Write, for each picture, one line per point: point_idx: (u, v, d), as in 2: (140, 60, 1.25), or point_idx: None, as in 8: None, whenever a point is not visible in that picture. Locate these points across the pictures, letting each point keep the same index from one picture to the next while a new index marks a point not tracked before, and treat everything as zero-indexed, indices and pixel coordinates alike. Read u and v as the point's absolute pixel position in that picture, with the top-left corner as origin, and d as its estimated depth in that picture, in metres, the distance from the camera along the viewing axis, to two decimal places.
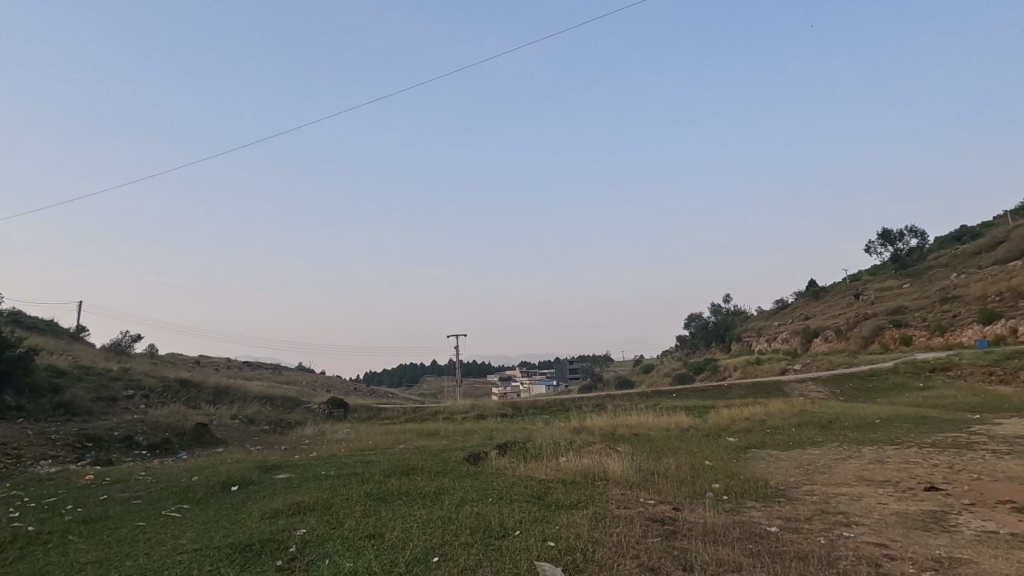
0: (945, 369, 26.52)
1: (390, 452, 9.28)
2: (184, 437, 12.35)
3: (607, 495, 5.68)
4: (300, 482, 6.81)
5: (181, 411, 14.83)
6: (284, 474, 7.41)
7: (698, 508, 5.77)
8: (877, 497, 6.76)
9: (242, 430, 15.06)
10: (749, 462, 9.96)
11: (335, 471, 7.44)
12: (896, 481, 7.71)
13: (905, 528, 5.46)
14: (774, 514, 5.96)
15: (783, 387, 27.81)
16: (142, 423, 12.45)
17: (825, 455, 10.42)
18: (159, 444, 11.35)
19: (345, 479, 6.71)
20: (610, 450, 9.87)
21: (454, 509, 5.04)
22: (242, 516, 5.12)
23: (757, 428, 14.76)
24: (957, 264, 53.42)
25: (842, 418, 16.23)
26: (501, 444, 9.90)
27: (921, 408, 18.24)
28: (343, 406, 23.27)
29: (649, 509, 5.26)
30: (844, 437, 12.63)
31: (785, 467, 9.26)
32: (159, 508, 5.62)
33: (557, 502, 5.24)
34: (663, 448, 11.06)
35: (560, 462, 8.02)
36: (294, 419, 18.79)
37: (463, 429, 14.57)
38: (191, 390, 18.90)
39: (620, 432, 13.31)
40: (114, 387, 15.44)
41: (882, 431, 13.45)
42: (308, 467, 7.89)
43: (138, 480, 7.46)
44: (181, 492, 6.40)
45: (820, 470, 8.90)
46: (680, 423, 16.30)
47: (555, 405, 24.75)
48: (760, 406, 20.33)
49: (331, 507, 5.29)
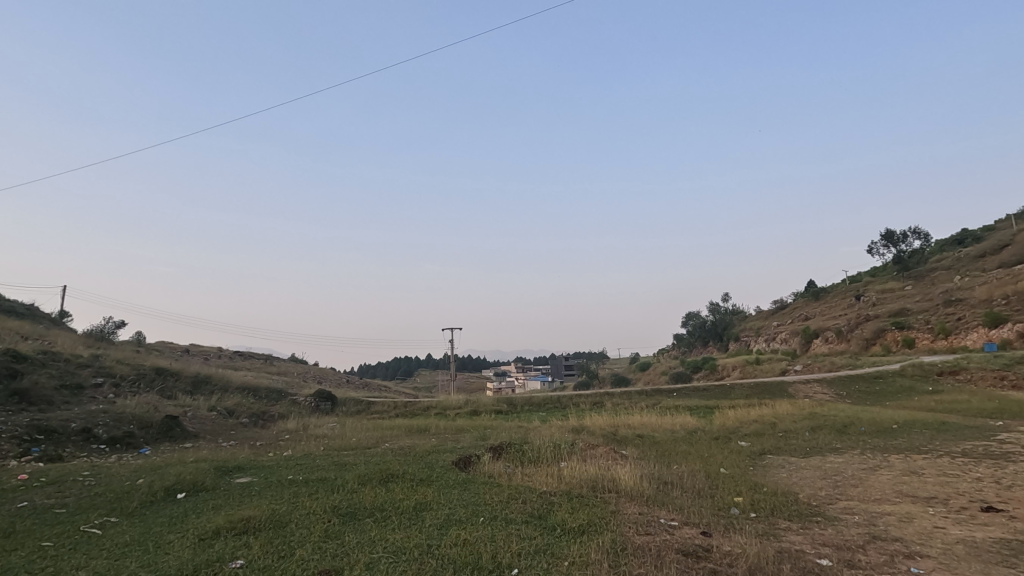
0: (953, 372, 25.75)
1: (369, 453, 8.28)
2: (150, 430, 11.36)
3: (623, 516, 4.72)
4: (259, 490, 5.82)
5: (153, 402, 13.83)
6: (245, 479, 6.39)
7: (729, 532, 4.81)
8: (932, 519, 5.82)
9: (218, 423, 14.10)
10: (768, 470, 9.01)
11: (303, 475, 6.42)
12: (944, 499, 6.75)
13: (983, 563, 4.50)
14: (818, 541, 5.00)
15: (787, 389, 26.95)
16: (105, 414, 11.48)
17: (850, 464, 9.45)
18: (120, 438, 10.37)
19: (314, 487, 5.74)
20: (616, 455, 8.92)
21: (436, 535, 4.05)
22: (172, 537, 4.13)
23: (769, 432, 13.86)
24: (960, 266, 52.68)
25: (857, 422, 15.34)
26: (494, 446, 8.96)
27: (936, 413, 17.39)
28: (331, 399, 22.33)
29: (675, 536, 4.31)
30: (864, 443, 11.71)
31: (810, 478, 8.31)
32: (77, 523, 4.60)
33: (563, 526, 4.26)
34: (673, 453, 10.13)
35: (560, 470, 7.08)
36: (276, 412, 17.82)
37: (454, 427, 13.58)
38: (168, 379, 17.91)
39: (623, 434, 12.41)
40: (81, 374, 14.44)
41: (904, 437, 12.52)
42: (274, 470, 6.89)
43: (74, 481, 6.44)
44: (115, 498, 5.40)
45: (852, 482, 7.94)
46: (686, 424, 15.38)
47: (552, 402, 23.84)
48: (767, 408, 19.44)
49: (285, 526, 4.31)
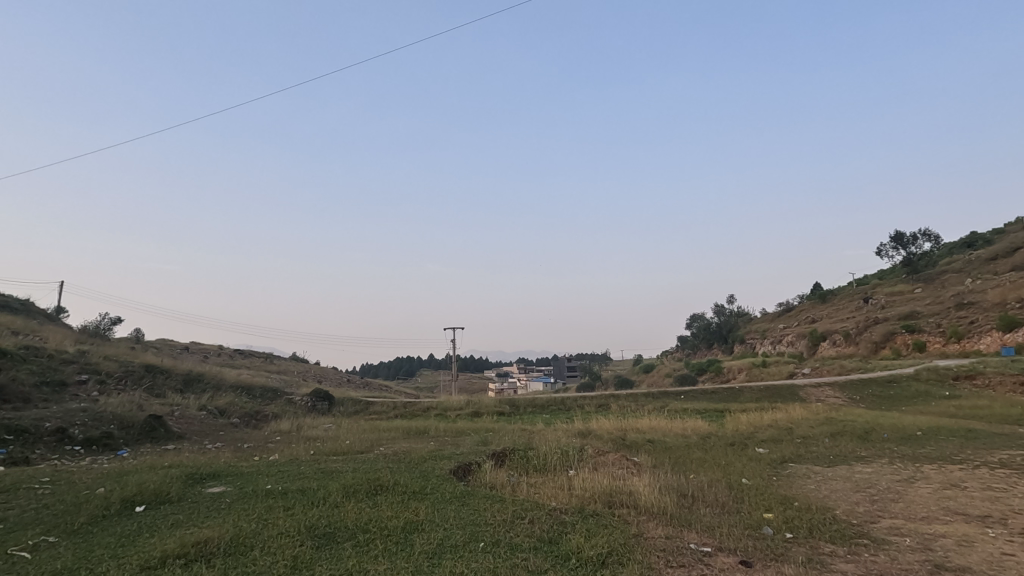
0: (970, 377, 24.94)
1: (360, 459, 7.58)
2: (131, 431, 10.70)
3: (647, 542, 4.01)
4: (229, 504, 5.12)
5: (137, 400, 13.21)
6: (218, 489, 5.72)
7: (771, 562, 4.11)
8: (997, 544, 5.10)
9: (207, 422, 13.45)
10: (794, 481, 8.30)
11: (282, 485, 5.73)
12: (1000, 518, 6.03)
13: None
14: (873, 571, 4.30)
15: (797, 392, 26.16)
16: (84, 413, 10.83)
17: (882, 475, 8.71)
18: (97, 439, 9.73)
19: (293, 500, 5.04)
20: (628, 463, 8.25)
21: (425, 566, 3.36)
22: (109, 567, 3.43)
23: (787, 437, 13.13)
24: (971, 269, 51.76)
25: (879, 427, 14.56)
26: (496, 452, 8.26)
27: (958, 418, 16.61)
28: (328, 399, 21.65)
29: (712, 569, 3.61)
30: (891, 451, 10.97)
31: (842, 490, 7.60)
32: (6, 544, 3.91)
33: (580, 556, 3.56)
34: (688, 460, 9.43)
35: (570, 481, 6.39)
36: (270, 411, 17.18)
37: (454, 430, 12.93)
38: (158, 376, 17.26)
39: (632, 438, 11.70)
40: (65, 370, 13.79)
41: (931, 445, 11.78)
42: (252, 479, 6.20)
43: (26, 489, 5.76)
44: (62, 512, 4.71)
45: (890, 497, 7.19)
46: (697, 428, 14.62)
47: (555, 404, 23.13)
48: (779, 412, 18.66)
49: (247, 553, 3.63)
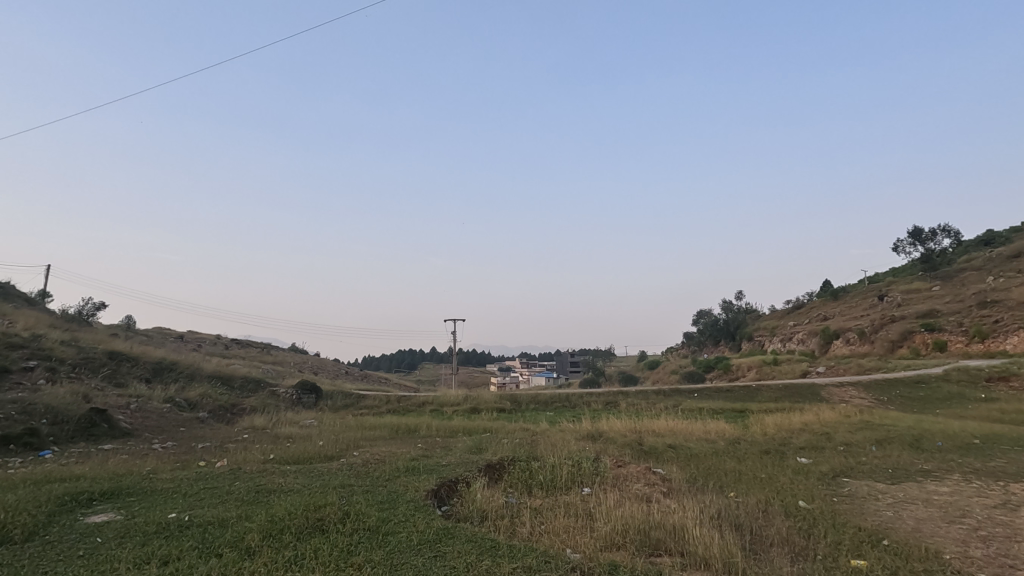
0: (1004, 379, 23.22)
1: (316, 472, 5.92)
2: (65, 427, 9.11)
3: None
4: (96, 546, 3.50)
5: (88, 389, 11.68)
6: (99, 520, 4.06)
7: None
8: None
9: (167, 415, 11.93)
10: (865, 506, 6.62)
11: (191, 514, 4.10)
12: None
13: None
14: None
15: (819, 393, 24.42)
16: (13, 405, 9.24)
17: (970, 499, 7.00)
18: (16, 438, 8.11)
19: (187, 543, 3.41)
20: (653, 478, 6.59)
21: None
22: None
23: (826, 444, 11.51)
24: (992, 267, 49.84)
25: (928, 433, 12.84)
26: (490, 463, 6.62)
27: (1007, 424, 14.94)
28: (315, 392, 20.13)
29: None
30: (958, 465, 9.26)
31: (935, 521, 5.91)
32: None
33: None
34: (721, 473, 7.80)
35: (585, 510, 4.74)
36: (248, 404, 15.62)
37: (448, 428, 11.39)
38: (123, 364, 15.69)
39: (650, 443, 10.05)
40: (9, 355, 12.25)
41: (999, 457, 10.08)
42: (153, 503, 4.53)
43: None
44: None
45: (1004, 533, 5.50)
46: (720, 431, 12.98)
47: (559, 401, 21.55)
48: (806, 413, 16.96)
49: None
